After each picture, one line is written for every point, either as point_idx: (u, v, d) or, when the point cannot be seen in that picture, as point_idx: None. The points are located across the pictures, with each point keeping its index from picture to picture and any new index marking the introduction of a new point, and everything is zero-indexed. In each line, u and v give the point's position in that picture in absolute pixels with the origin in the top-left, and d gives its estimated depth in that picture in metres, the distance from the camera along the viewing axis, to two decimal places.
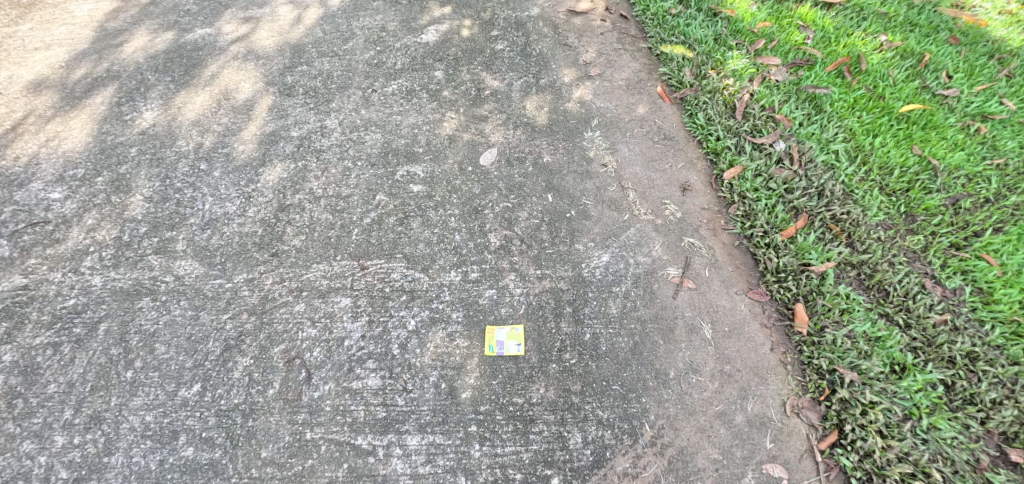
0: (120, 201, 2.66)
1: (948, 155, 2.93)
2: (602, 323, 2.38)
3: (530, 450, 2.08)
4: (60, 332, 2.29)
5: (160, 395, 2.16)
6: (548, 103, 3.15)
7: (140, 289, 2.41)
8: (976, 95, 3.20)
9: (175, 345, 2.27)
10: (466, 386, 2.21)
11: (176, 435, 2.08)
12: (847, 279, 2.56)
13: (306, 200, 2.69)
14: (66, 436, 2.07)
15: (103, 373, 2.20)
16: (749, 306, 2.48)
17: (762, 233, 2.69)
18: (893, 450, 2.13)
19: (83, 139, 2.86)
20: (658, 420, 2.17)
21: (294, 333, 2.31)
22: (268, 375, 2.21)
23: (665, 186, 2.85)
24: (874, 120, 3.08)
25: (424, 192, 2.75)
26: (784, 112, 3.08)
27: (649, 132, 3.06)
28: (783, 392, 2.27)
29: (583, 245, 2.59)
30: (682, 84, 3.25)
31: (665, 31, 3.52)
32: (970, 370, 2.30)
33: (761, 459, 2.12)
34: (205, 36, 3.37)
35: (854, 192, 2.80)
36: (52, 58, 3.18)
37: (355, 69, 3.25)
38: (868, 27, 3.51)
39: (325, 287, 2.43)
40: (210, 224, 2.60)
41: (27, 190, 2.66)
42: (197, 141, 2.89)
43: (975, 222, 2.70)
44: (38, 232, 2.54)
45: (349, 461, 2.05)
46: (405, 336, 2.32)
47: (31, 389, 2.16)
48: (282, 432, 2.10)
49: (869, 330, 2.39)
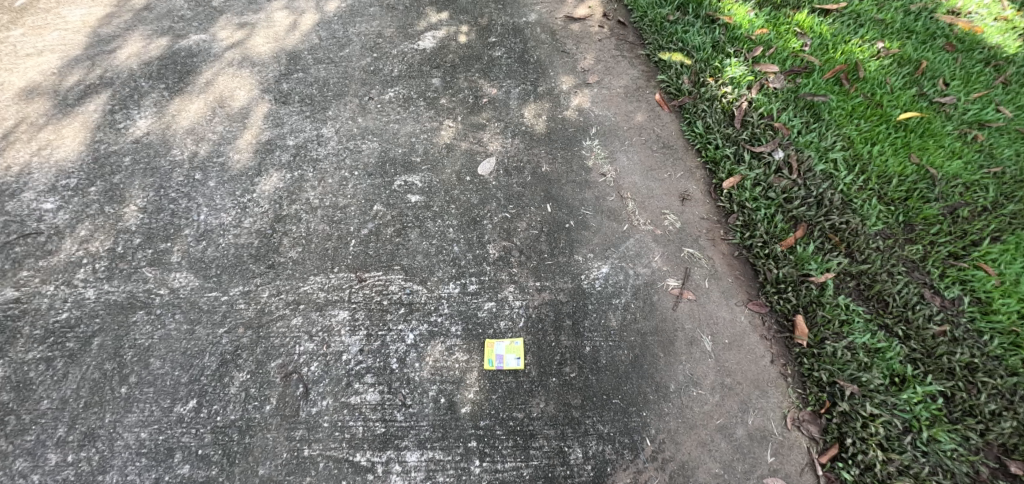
0: (114, 211, 2.62)
1: (945, 163, 2.93)
2: (602, 336, 2.36)
3: (531, 466, 2.06)
4: (54, 346, 2.26)
5: (155, 412, 2.14)
6: (547, 111, 3.13)
7: (134, 302, 2.37)
8: (973, 102, 3.21)
9: (171, 360, 2.25)
10: (466, 401, 2.19)
11: (172, 453, 2.06)
12: (847, 290, 2.55)
13: (303, 211, 2.67)
14: (60, 454, 2.04)
15: (97, 389, 2.17)
16: (749, 317, 2.48)
17: (762, 243, 2.68)
18: (893, 463, 2.12)
19: (76, 148, 2.82)
20: (660, 434, 2.16)
21: (292, 347, 2.29)
22: (265, 390, 2.19)
23: (664, 195, 2.84)
24: (872, 128, 3.07)
25: (422, 202, 2.73)
26: (783, 120, 3.07)
27: (648, 141, 3.05)
28: (782, 406, 2.27)
29: (582, 256, 2.58)
30: (681, 92, 3.24)
31: (663, 38, 3.50)
32: (969, 381, 2.30)
33: (763, 473, 2.12)
34: (200, 42, 3.33)
35: (853, 200, 2.80)
36: (43, 65, 3.14)
37: (353, 76, 3.22)
38: (865, 34, 3.51)
39: (323, 300, 2.41)
40: (205, 236, 2.57)
41: (20, 200, 2.63)
42: (192, 150, 2.85)
43: (974, 231, 2.71)
44: (31, 244, 2.51)
45: (349, 478, 2.03)
46: (404, 350, 2.29)
47: (24, 405, 2.13)
48: (280, 449, 2.07)
49: (868, 342, 2.39)
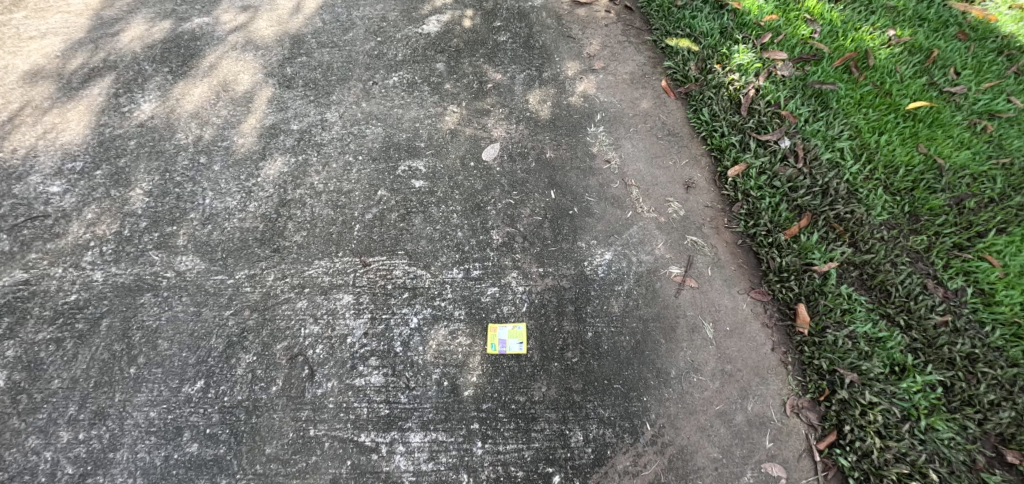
0: (120, 195, 2.64)
1: (953, 154, 2.91)
2: (604, 322, 2.38)
3: (532, 448, 2.10)
4: (63, 327, 2.29)
5: (164, 392, 2.17)
6: (551, 97, 3.12)
7: (141, 284, 2.40)
8: (984, 92, 3.17)
9: (179, 341, 2.28)
10: (469, 384, 2.22)
11: (181, 432, 2.10)
12: (849, 279, 2.56)
13: (307, 196, 2.68)
14: (71, 432, 2.08)
15: (107, 369, 2.21)
16: (751, 305, 2.49)
17: (765, 232, 2.68)
18: (890, 450, 2.14)
19: (80, 131, 2.83)
20: (660, 419, 2.19)
21: (297, 330, 2.32)
22: (271, 372, 2.22)
23: (669, 183, 2.83)
24: (880, 118, 3.05)
25: (426, 187, 2.73)
26: (790, 108, 3.05)
27: (654, 128, 3.04)
28: (782, 393, 2.29)
29: (585, 243, 2.59)
30: (687, 78, 3.22)
31: (670, 24, 3.47)
32: (970, 371, 2.31)
33: (761, 459, 2.15)
34: (202, 25, 3.32)
35: (859, 190, 2.79)
36: (47, 48, 3.14)
37: (356, 61, 3.21)
38: (876, 22, 3.46)
39: (328, 284, 2.43)
40: (210, 220, 2.59)
41: (27, 183, 2.65)
42: (196, 134, 2.86)
43: (979, 222, 2.69)
44: (38, 227, 2.53)
45: (353, 457, 2.07)
46: (407, 334, 2.32)
47: (35, 385, 2.17)
48: (286, 429, 2.11)
49: (870, 331, 2.40)
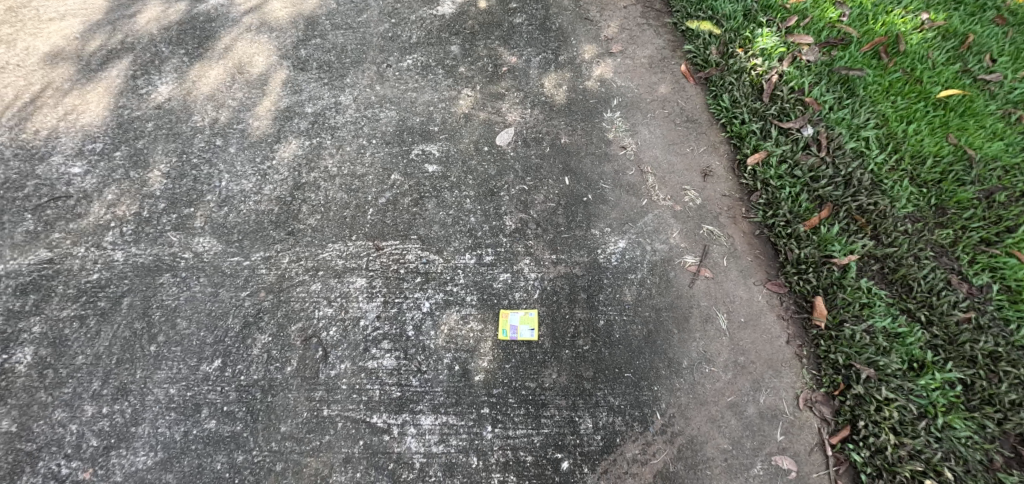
0: (140, 176, 2.68)
1: (984, 145, 2.80)
2: (616, 310, 2.37)
3: (542, 433, 2.11)
4: (86, 305, 2.35)
5: (183, 370, 2.23)
6: (567, 81, 3.06)
7: (161, 264, 2.45)
8: (1021, 80, 3.03)
9: (197, 321, 2.32)
10: (480, 369, 2.24)
11: (199, 409, 2.15)
12: (869, 273, 2.50)
13: (321, 179, 2.69)
14: (95, 406, 2.15)
15: (128, 347, 2.27)
16: (767, 297, 2.46)
17: (784, 223, 2.62)
18: (905, 447, 2.11)
19: (99, 113, 2.87)
20: (670, 408, 2.18)
21: (312, 312, 2.35)
22: (286, 353, 2.26)
23: (686, 171, 2.78)
24: (909, 106, 2.94)
25: (439, 172, 2.72)
26: (814, 95, 2.95)
27: (672, 114, 2.98)
28: (796, 386, 2.26)
29: (599, 231, 2.56)
30: (708, 63, 3.13)
31: (692, 6, 3.37)
32: (992, 370, 2.26)
33: (771, 451, 2.14)
34: (218, 7, 3.31)
35: (883, 181, 2.71)
36: (66, 29, 3.16)
37: (370, 43, 3.19)
38: (909, 5, 3.32)
39: (341, 267, 2.45)
40: (227, 202, 2.61)
41: (49, 164, 2.69)
42: (213, 116, 2.88)
43: (1010, 216, 2.60)
44: (60, 207, 2.58)
45: (365, 438, 2.10)
46: (419, 318, 2.34)
47: (60, 360, 2.24)
48: (300, 409, 2.15)
49: (889, 326, 2.35)
